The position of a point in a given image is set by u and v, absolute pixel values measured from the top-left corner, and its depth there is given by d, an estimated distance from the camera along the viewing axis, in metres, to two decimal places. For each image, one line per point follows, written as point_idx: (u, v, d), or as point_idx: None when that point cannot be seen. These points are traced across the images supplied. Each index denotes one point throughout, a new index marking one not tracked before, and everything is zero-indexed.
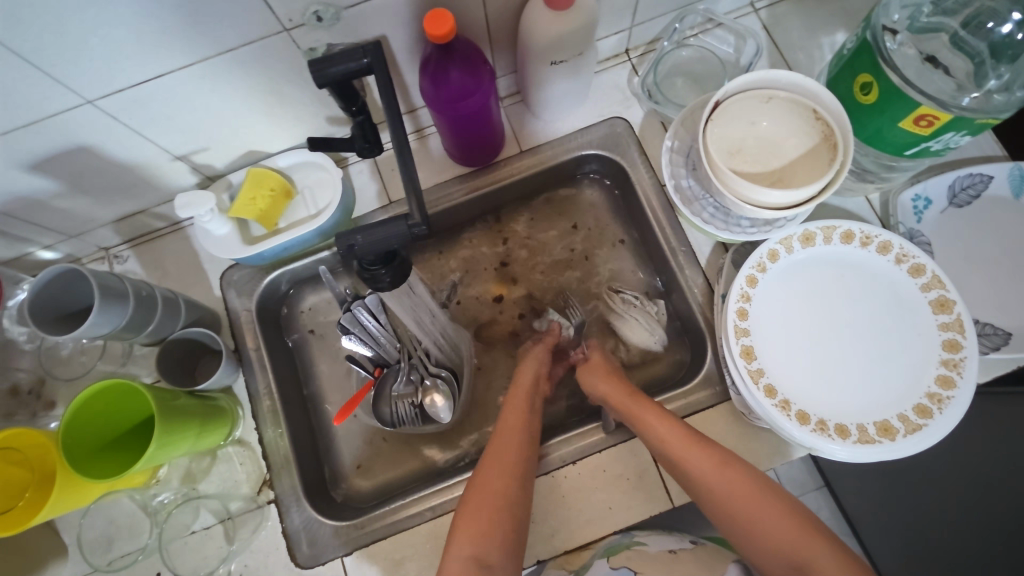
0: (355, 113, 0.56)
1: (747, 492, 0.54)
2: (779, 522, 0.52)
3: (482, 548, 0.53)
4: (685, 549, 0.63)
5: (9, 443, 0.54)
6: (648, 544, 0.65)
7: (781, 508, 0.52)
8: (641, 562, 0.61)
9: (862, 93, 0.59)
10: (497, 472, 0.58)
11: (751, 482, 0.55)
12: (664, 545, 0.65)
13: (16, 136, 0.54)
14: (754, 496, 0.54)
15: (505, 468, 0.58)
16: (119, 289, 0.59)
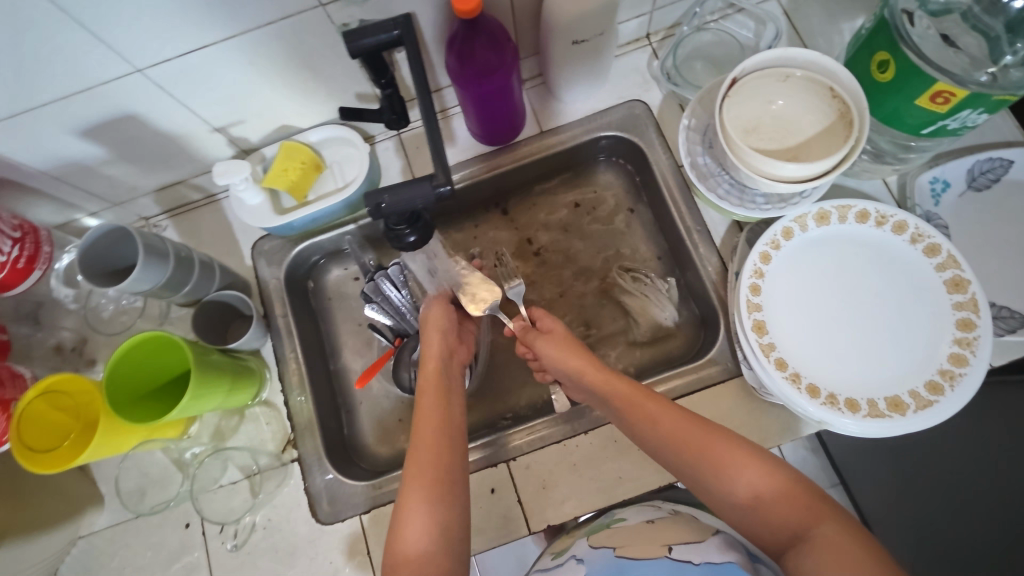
0: (385, 86, 0.59)
1: (737, 461, 0.52)
2: (770, 487, 0.51)
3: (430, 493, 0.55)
4: (664, 517, 0.64)
5: (59, 387, 0.58)
6: (626, 520, 0.66)
7: (774, 473, 0.51)
8: (620, 537, 0.62)
9: (878, 71, 0.60)
10: (433, 473, 0.56)
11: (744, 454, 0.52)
12: (643, 516, 0.65)
13: (71, 101, 0.58)
14: (748, 464, 0.52)
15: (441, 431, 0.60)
16: (161, 249, 0.63)
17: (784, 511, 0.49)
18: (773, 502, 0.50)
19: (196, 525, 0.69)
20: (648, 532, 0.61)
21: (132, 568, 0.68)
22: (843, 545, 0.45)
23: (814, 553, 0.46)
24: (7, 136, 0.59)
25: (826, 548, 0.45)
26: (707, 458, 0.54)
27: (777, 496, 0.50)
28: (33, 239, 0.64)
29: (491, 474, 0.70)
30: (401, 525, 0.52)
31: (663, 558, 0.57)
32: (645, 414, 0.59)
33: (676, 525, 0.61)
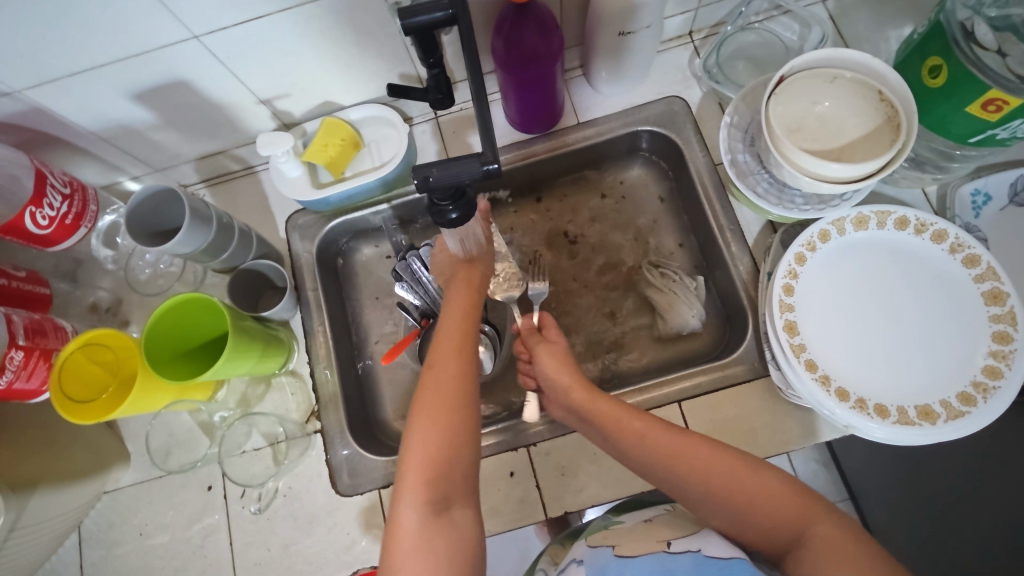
0: (432, 66, 0.58)
1: (728, 466, 0.51)
2: (765, 486, 0.49)
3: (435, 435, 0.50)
4: (660, 515, 0.58)
5: (103, 341, 0.59)
6: (625, 522, 0.60)
7: (769, 477, 0.50)
8: (617, 537, 0.56)
9: (929, 76, 0.60)
10: (440, 420, 0.51)
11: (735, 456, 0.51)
12: (639, 518, 0.60)
13: (128, 64, 0.59)
14: (740, 465, 0.51)
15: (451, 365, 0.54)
16: (206, 214, 0.64)
17: (782, 512, 0.47)
18: (769, 503, 0.48)
19: (219, 488, 0.70)
20: (645, 530, 0.56)
21: (154, 525, 0.70)
22: (844, 546, 0.44)
23: (817, 555, 0.44)
24: (64, 95, 0.61)
25: (828, 550, 0.44)
26: (697, 465, 0.52)
27: (774, 498, 0.48)
28: (81, 197, 0.66)
29: (510, 457, 0.70)
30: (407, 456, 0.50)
31: (660, 552, 0.51)
32: (630, 428, 0.57)
33: (672, 522, 0.56)
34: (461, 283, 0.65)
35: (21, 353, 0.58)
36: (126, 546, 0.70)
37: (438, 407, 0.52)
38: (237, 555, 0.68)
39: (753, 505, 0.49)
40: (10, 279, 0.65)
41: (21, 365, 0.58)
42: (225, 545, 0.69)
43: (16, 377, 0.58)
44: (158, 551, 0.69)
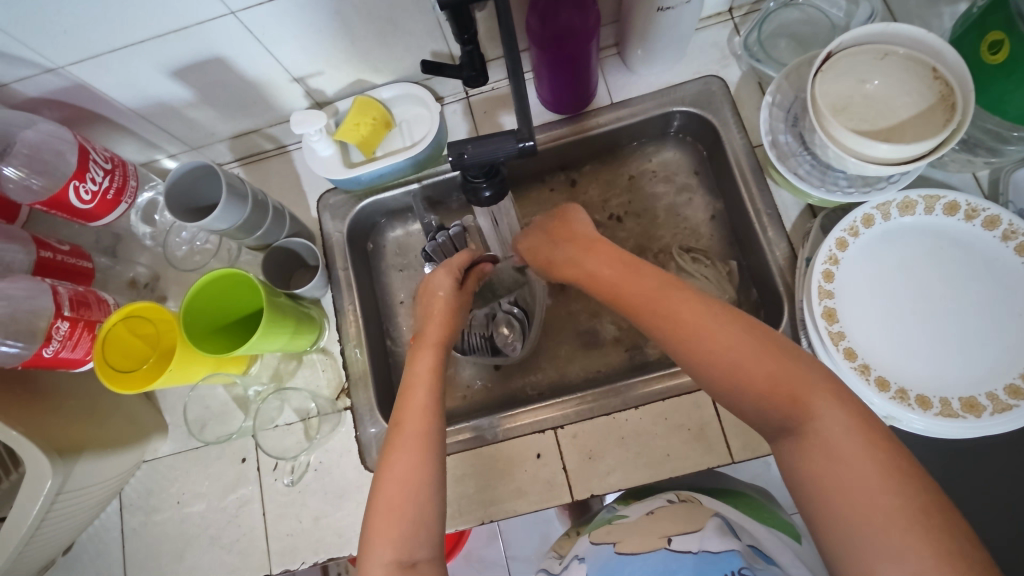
0: (467, 42, 0.57)
1: (731, 341, 0.46)
2: (773, 376, 0.44)
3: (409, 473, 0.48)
4: (664, 506, 0.61)
5: (144, 314, 0.61)
6: (629, 516, 0.63)
7: (785, 366, 0.44)
8: (619, 534, 0.60)
9: (989, 53, 0.57)
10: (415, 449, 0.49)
11: (738, 329, 0.46)
12: (643, 508, 0.63)
13: (167, 40, 0.59)
14: (756, 351, 0.45)
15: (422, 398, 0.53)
16: (241, 191, 0.65)
17: (791, 401, 0.43)
18: (770, 382, 0.43)
19: (252, 460, 0.72)
20: (650, 524, 0.59)
21: (190, 494, 0.72)
22: (845, 439, 0.40)
23: (813, 445, 0.41)
24: (105, 71, 0.62)
25: (834, 456, 0.40)
26: (704, 347, 0.46)
27: (781, 389, 0.43)
28: (121, 172, 0.67)
29: (537, 439, 0.70)
30: (380, 498, 0.48)
31: (662, 550, 0.54)
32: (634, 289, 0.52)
33: (675, 515, 0.59)
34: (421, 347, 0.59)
35: (66, 323, 0.60)
36: (164, 513, 0.72)
37: (398, 484, 0.48)
38: (271, 526, 0.70)
39: (766, 395, 0.44)
40: (54, 253, 0.67)
41: (67, 336, 0.60)
42: (259, 516, 0.70)
43: (62, 346, 0.60)
44: (195, 519, 0.71)
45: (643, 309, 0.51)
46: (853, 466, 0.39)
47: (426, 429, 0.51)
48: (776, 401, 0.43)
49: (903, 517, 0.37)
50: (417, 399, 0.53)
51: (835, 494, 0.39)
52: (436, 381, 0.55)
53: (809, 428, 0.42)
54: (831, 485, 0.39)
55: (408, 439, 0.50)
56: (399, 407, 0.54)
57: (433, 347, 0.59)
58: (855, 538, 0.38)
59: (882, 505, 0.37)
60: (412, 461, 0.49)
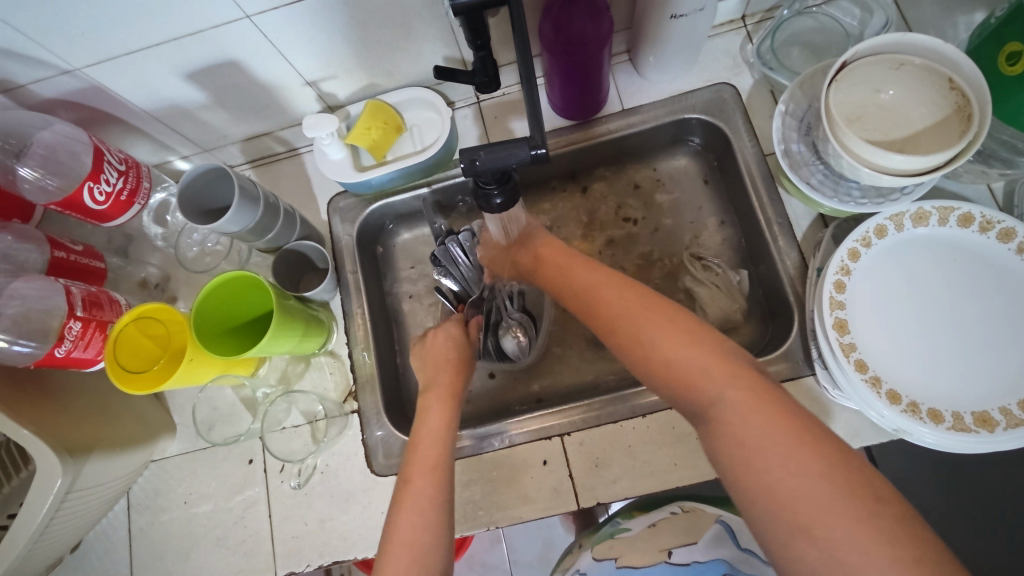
0: (480, 48, 0.57)
1: (656, 335, 0.49)
2: (689, 362, 0.46)
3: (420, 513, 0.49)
4: (665, 519, 0.62)
5: (154, 315, 0.61)
6: (631, 529, 0.64)
7: (691, 354, 0.47)
8: (621, 548, 0.61)
9: (1007, 63, 0.57)
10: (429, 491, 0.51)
11: (663, 322, 0.50)
12: (644, 521, 0.64)
13: (182, 43, 0.60)
14: (669, 343, 0.48)
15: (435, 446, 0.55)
16: (253, 194, 0.65)
17: (698, 385, 0.45)
18: (687, 366, 0.46)
19: (259, 462, 0.72)
20: (650, 538, 0.61)
21: (197, 495, 0.72)
22: (751, 412, 0.42)
23: (725, 422, 0.43)
24: (120, 73, 0.62)
25: (742, 432, 0.41)
26: (635, 345, 0.51)
27: (694, 373, 0.46)
28: (135, 174, 0.68)
29: (543, 446, 0.70)
30: (391, 533, 0.49)
31: (662, 564, 0.58)
32: (586, 295, 0.58)
33: (675, 529, 0.60)
34: (433, 400, 0.61)
35: (79, 324, 0.60)
36: (171, 513, 0.72)
37: (408, 522, 0.49)
38: (276, 528, 0.70)
39: (680, 385, 0.46)
40: (68, 253, 0.67)
41: (79, 336, 0.61)
42: (265, 517, 0.71)
43: (74, 346, 0.60)
44: (202, 519, 0.72)
45: (592, 312, 0.56)
46: (761, 440, 0.40)
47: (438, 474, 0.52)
48: (687, 389, 0.46)
49: (816, 484, 0.38)
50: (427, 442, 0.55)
51: (752, 471, 0.40)
52: (449, 435, 0.57)
53: (715, 408, 0.44)
54: (748, 464, 0.40)
55: (421, 473, 0.52)
56: (409, 452, 0.55)
57: (448, 399, 0.61)
58: (784, 514, 0.38)
59: (795, 477, 0.38)
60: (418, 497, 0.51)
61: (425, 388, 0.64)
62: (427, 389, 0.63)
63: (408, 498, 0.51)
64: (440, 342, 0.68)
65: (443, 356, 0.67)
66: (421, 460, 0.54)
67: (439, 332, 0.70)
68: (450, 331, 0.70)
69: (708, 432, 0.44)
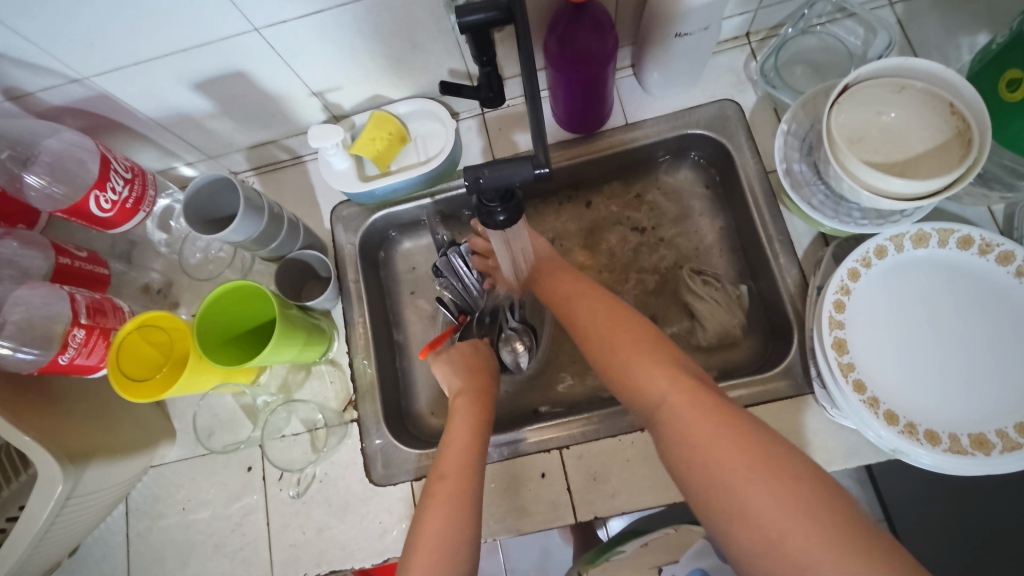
0: (485, 64, 0.58)
1: (617, 347, 0.53)
2: (641, 369, 0.50)
3: (448, 518, 0.50)
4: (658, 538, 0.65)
5: (158, 323, 0.61)
6: (624, 550, 0.66)
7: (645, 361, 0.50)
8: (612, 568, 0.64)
9: (1007, 90, 0.58)
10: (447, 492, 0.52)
11: (624, 335, 0.54)
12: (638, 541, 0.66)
13: (191, 53, 0.60)
14: (626, 351, 0.52)
15: (468, 452, 0.55)
16: (257, 204, 0.65)
17: (648, 391, 0.49)
18: (639, 373, 0.50)
19: (258, 469, 0.73)
20: (642, 557, 0.63)
21: (196, 501, 0.73)
22: (694, 413, 0.45)
23: (671, 425, 0.46)
24: (128, 82, 0.63)
25: (686, 428, 0.45)
26: (601, 357, 0.54)
27: (646, 379, 0.49)
28: (141, 182, 0.68)
29: (542, 459, 0.70)
30: (418, 536, 0.50)
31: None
32: (563, 309, 0.62)
33: (665, 548, 0.63)
34: (465, 405, 0.61)
35: (82, 331, 0.61)
36: (170, 519, 0.72)
37: (434, 527, 0.50)
38: (274, 536, 0.70)
39: (632, 391, 0.50)
40: (72, 259, 0.68)
41: (82, 343, 0.61)
42: (263, 525, 0.71)
43: (77, 353, 0.61)
44: (200, 526, 0.72)
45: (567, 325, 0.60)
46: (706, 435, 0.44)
47: (467, 481, 0.53)
48: (640, 394, 0.49)
49: (750, 475, 0.41)
50: (457, 444, 0.56)
51: (696, 467, 0.43)
52: (481, 443, 0.57)
53: (664, 411, 0.47)
54: (694, 461, 0.43)
55: (450, 475, 0.53)
56: (439, 457, 0.56)
57: (478, 408, 0.61)
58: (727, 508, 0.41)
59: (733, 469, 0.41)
60: (450, 503, 0.51)
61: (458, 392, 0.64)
62: (459, 392, 0.63)
63: (435, 505, 0.51)
64: (473, 360, 0.68)
65: (474, 365, 0.67)
66: (452, 463, 0.54)
67: (465, 349, 0.69)
68: (478, 350, 0.69)
69: (660, 434, 0.47)
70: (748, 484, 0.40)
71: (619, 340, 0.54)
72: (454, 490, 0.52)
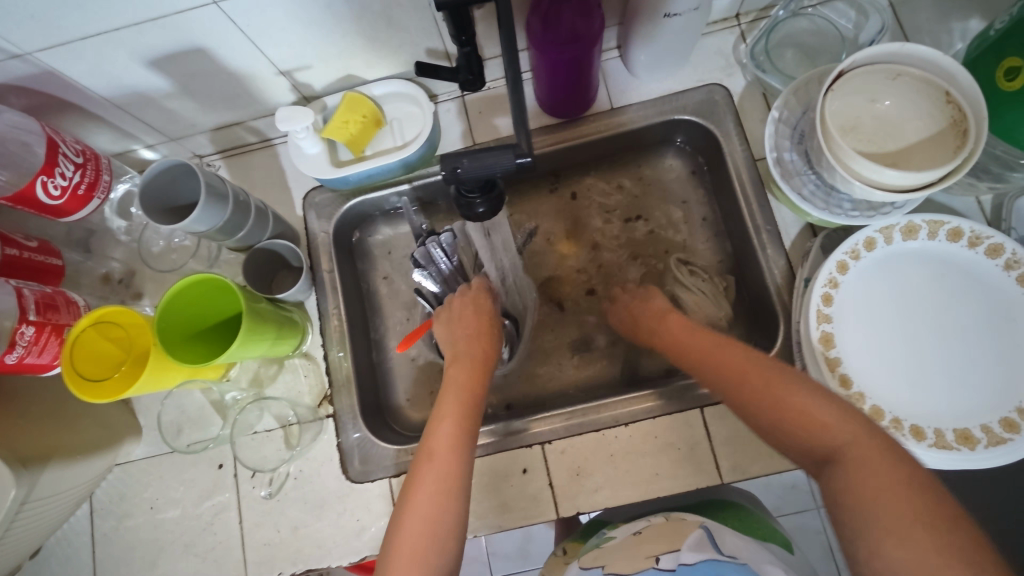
0: (465, 43, 0.54)
1: (763, 377, 0.49)
2: (796, 402, 0.46)
3: (432, 508, 0.47)
4: (651, 526, 0.61)
5: (113, 319, 0.58)
6: (615, 538, 0.63)
7: (816, 397, 0.46)
8: (606, 557, 0.59)
9: (1005, 79, 0.56)
10: (438, 476, 0.49)
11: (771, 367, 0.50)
12: (630, 530, 0.62)
13: (144, 28, 0.56)
14: (780, 384, 0.48)
15: (452, 429, 0.52)
16: (222, 191, 0.62)
17: (815, 425, 0.44)
18: (795, 402, 0.46)
19: (229, 467, 0.70)
20: (637, 545, 0.58)
21: (164, 500, 0.70)
22: (875, 456, 0.41)
23: (844, 468, 0.42)
24: (76, 58, 0.58)
25: (863, 476, 0.40)
26: (740, 384, 0.50)
27: (807, 414, 0.45)
28: (94, 166, 0.64)
29: (524, 454, 0.69)
30: (401, 518, 0.47)
31: (650, 570, 0.53)
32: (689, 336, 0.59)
33: (661, 535, 0.58)
34: (458, 376, 0.58)
35: (32, 328, 0.57)
36: (137, 519, 0.70)
37: (415, 520, 0.47)
38: (247, 535, 0.68)
39: (786, 415, 0.46)
40: (21, 250, 0.63)
41: (33, 341, 0.57)
42: (235, 524, 0.68)
43: (27, 352, 0.57)
44: (169, 525, 0.69)
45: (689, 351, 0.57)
46: (881, 487, 0.39)
47: (454, 462, 0.50)
48: (798, 423, 0.45)
49: (921, 534, 0.37)
50: (445, 421, 0.53)
51: (860, 512, 0.40)
52: (469, 416, 0.54)
53: (835, 450, 0.43)
54: (855, 505, 0.40)
55: (431, 467, 0.50)
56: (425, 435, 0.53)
57: (472, 384, 0.57)
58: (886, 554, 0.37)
59: (902, 518, 0.38)
60: (432, 490, 0.48)
61: (454, 356, 0.61)
62: (453, 360, 0.60)
63: (417, 492, 0.49)
64: (475, 304, 0.66)
65: (470, 323, 0.64)
66: (434, 453, 0.51)
67: (464, 297, 0.66)
68: (476, 298, 0.66)
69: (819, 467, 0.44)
70: (911, 542, 0.37)
71: (757, 365, 0.51)
72: (441, 476, 0.49)
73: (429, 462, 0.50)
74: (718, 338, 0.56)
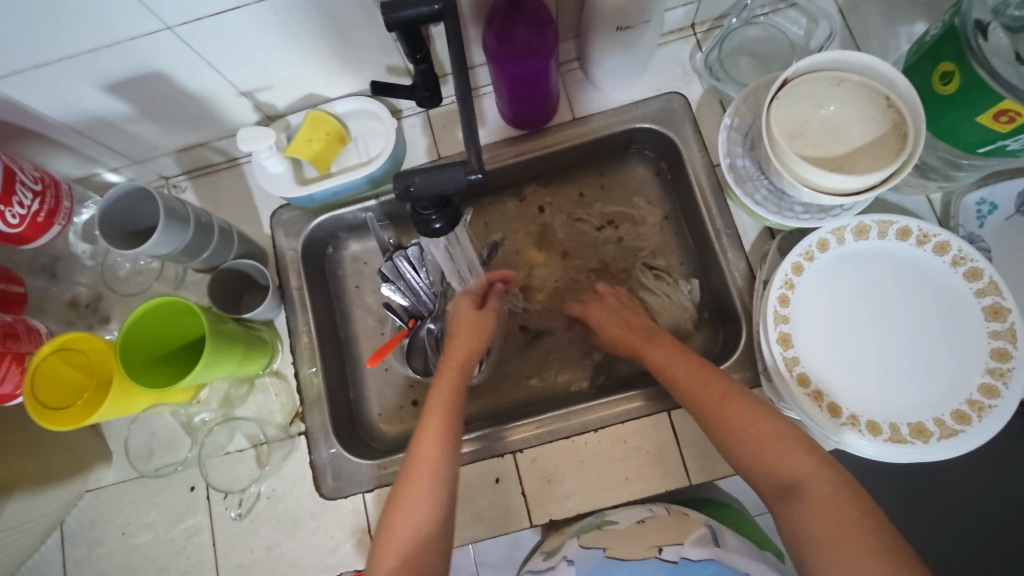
0: (419, 62, 0.55)
1: (736, 409, 0.54)
2: (769, 434, 0.51)
3: (425, 503, 0.52)
4: (654, 517, 0.62)
5: (75, 345, 0.57)
6: (617, 522, 0.64)
7: (781, 438, 0.51)
8: (609, 539, 0.61)
9: (941, 82, 0.58)
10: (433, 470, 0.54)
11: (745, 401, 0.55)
12: (632, 516, 0.64)
13: (100, 55, 0.56)
14: (756, 417, 0.53)
15: (441, 427, 0.57)
16: (182, 213, 0.62)
17: (785, 460, 0.50)
18: (768, 434, 0.51)
19: (201, 490, 0.70)
20: (638, 533, 0.61)
21: (136, 525, 0.69)
22: (831, 492, 0.47)
23: (805, 503, 0.47)
24: (32, 86, 0.58)
25: (819, 506, 0.46)
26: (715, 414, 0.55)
27: (780, 448, 0.50)
28: (53, 193, 0.64)
29: (497, 464, 0.69)
30: (398, 507, 0.53)
31: (652, 559, 0.56)
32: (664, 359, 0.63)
33: (664, 527, 0.61)
34: (449, 377, 0.63)
35: None
36: (109, 546, 0.69)
37: (410, 515, 0.52)
38: (221, 556, 0.68)
39: (749, 445, 0.52)
40: None
41: None
42: (209, 546, 0.68)
43: None
44: (142, 550, 0.69)
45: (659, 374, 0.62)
46: (834, 518, 0.45)
47: (441, 456, 0.55)
48: (763, 455, 0.51)
49: (866, 556, 0.42)
50: (434, 419, 0.58)
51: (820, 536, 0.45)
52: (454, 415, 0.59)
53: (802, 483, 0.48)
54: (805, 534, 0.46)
55: (420, 474, 0.54)
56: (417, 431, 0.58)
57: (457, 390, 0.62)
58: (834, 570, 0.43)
59: (852, 543, 0.43)
60: (426, 487, 0.53)
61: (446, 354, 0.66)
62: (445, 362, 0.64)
63: (412, 486, 0.54)
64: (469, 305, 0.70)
65: (467, 327, 0.68)
66: (421, 461, 0.55)
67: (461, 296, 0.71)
68: (472, 300, 0.71)
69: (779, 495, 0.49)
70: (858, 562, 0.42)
71: (729, 396, 0.55)
72: (433, 473, 0.54)
73: (423, 459, 0.55)
74: (696, 362, 0.60)
